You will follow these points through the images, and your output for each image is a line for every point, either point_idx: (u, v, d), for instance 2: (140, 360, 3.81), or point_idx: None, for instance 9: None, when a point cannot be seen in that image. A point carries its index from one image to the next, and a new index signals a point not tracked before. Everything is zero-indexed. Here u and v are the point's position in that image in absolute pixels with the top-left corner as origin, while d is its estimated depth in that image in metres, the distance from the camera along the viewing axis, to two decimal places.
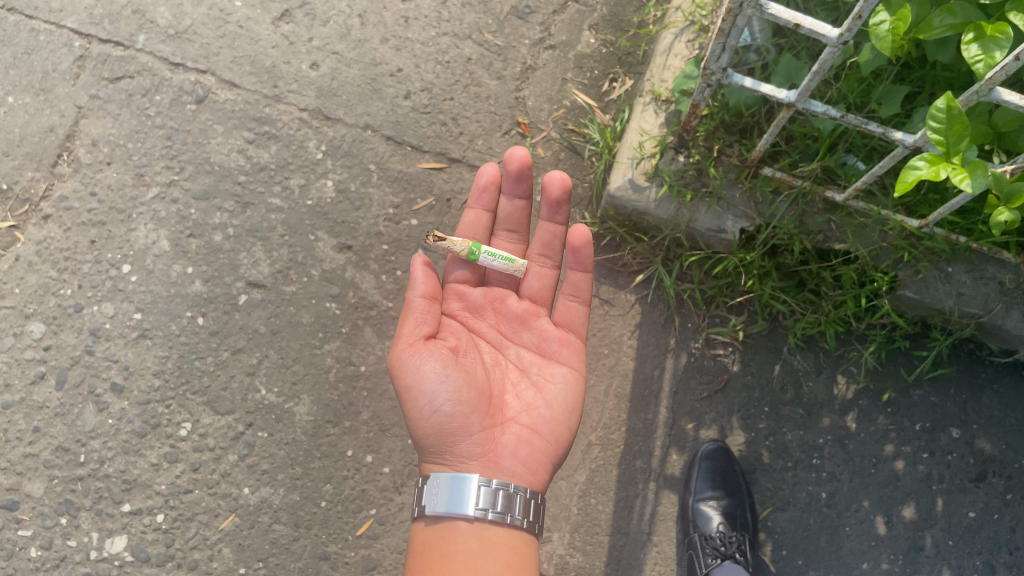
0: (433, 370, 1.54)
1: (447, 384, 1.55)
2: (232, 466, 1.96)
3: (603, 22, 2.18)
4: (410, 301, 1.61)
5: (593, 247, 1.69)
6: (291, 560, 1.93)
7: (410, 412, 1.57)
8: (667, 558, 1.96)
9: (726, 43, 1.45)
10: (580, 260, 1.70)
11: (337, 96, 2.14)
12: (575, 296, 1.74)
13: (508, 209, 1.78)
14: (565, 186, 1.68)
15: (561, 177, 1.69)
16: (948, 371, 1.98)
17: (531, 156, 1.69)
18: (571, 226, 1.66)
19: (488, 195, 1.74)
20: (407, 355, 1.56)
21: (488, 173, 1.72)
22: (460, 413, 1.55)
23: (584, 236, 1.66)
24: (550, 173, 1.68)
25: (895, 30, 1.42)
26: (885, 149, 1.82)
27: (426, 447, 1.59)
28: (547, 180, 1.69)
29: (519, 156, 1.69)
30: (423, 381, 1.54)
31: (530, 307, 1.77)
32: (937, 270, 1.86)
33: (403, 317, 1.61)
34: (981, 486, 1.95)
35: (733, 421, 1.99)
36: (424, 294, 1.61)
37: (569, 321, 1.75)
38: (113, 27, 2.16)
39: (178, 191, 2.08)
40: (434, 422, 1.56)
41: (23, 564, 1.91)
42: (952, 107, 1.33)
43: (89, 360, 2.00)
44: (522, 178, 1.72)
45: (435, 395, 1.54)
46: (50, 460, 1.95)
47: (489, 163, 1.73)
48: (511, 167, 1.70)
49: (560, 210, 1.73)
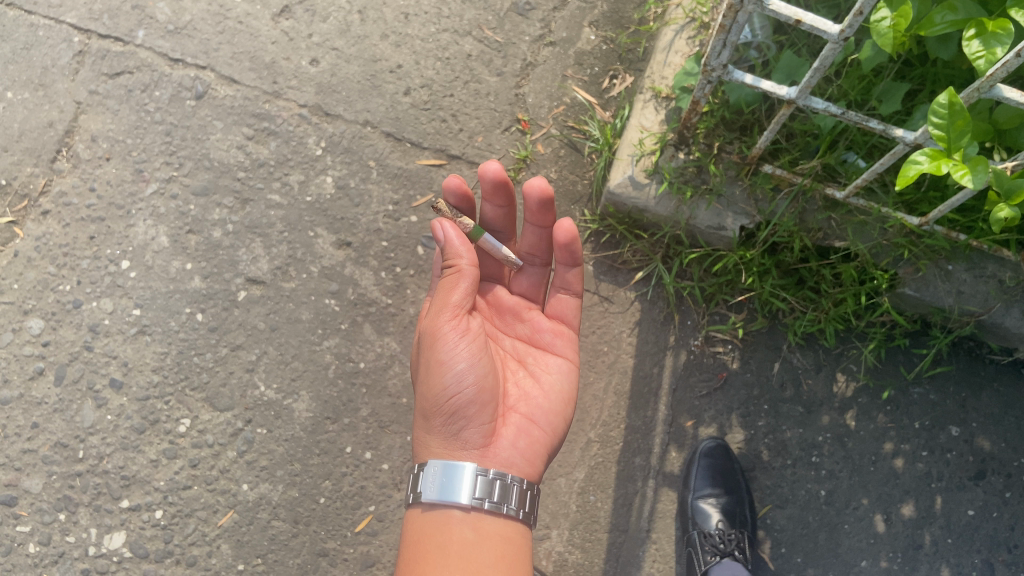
0: (466, 350, 1.54)
1: (476, 367, 1.55)
2: (231, 462, 1.96)
3: (604, 19, 2.17)
4: (463, 273, 1.54)
5: (581, 242, 1.67)
6: (290, 557, 1.93)
7: (434, 387, 1.55)
8: (666, 555, 1.96)
9: (727, 40, 1.44)
10: (570, 255, 1.68)
11: (337, 92, 2.13)
12: (566, 289, 1.75)
13: (490, 214, 1.77)
14: (546, 193, 1.63)
15: (541, 182, 1.63)
16: (948, 368, 1.98)
17: (504, 169, 1.64)
18: (556, 223, 1.64)
19: (463, 203, 1.75)
20: (448, 329, 1.54)
21: (454, 186, 1.71)
22: (480, 396, 1.56)
23: (569, 232, 1.64)
24: (529, 181, 1.62)
25: (896, 27, 1.40)
26: (886, 146, 1.82)
27: (436, 425, 1.58)
28: (527, 188, 1.63)
29: (492, 170, 1.64)
30: (455, 358, 1.54)
31: (523, 301, 1.80)
32: (937, 268, 1.85)
33: (449, 284, 1.55)
34: (981, 484, 1.95)
35: (732, 419, 1.99)
36: (472, 266, 1.56)
37: (562, 312, 1.76)
38: (112, 22, 2.15)
39: (178, 187, 2.08)
40: (455, 402, 1.55)
41: (22, 559, 1.91)
42: (954, 103, 1.33)
43: (88, 356, 1.99)
44: (499, 190, 1.69)
45: (464, 375, 1.54)
46: (49, 455, 1.95)
47: (452, 175, 1.70)
48: (485, 182, 1.66)
49: (544, 214, 1.70)
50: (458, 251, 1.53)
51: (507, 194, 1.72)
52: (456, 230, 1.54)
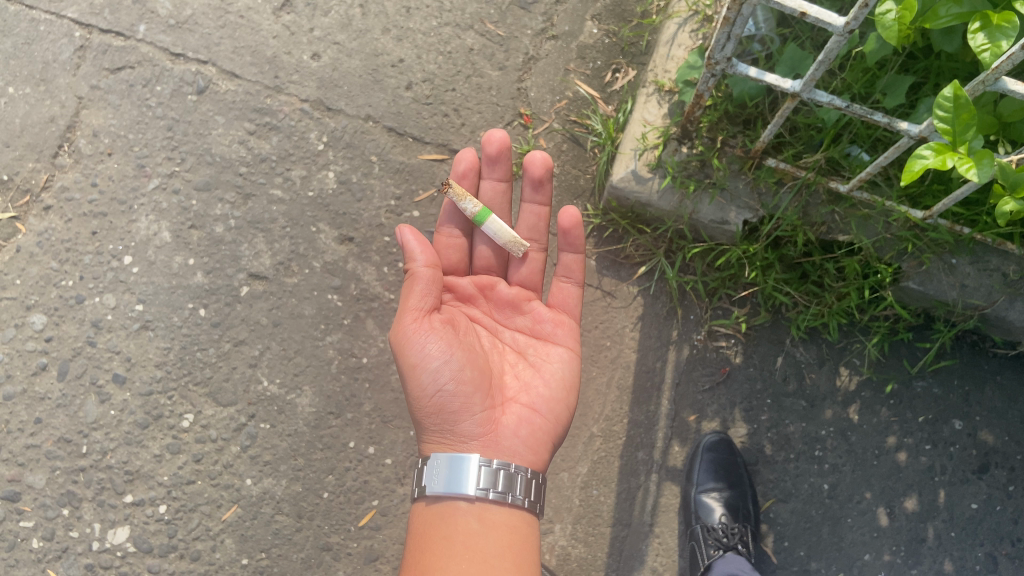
0: (438, 348, 1.53)
1: (452, 362, 1.54)
2: (234, 457, 1.96)
3: (606, 12, 2.16)
4: (416, 275, 1.54)
5: (583, 229, 1.69)
6: (293, 551, 1.93)
7: (416, 388, 1.56)
8: (668, 549, 1.96)
9: (731, 32, 1.44)
10: (571, 242, 1.69)
11: (338, 87, 2.13)
12: (567, 277, 1.75)
13: (488, 193, 1.78)
14: (548, 166, 1.68)
15: (543, 156, 1.68)
16: (951, 362, 1.98)
17: (509, 137, 1.71)
18: (560, 209, 1.66)
19: (468, 180, 1.76)
20: (412, 331, 1.54)
21: (466, 158, 1.75)
22: (463, 390, 1.56)
23: (573, 217, 1.66)
24: (532, 153, 1.67)
25: (901, 20, 1.38)
26: (890, 139, 1.81)
27: (429, 424, 1.59)
28: (528, 160, 1.68)
29: (498, 138, 1.70)
30: (428, 358, 1.53)
31: (520, 292, 1.77)
32: (941, 261, 1.85)
33: (406, 289, 1.56)
34: (984, 478, 1.95)
35: (735, 413, 1.99)
36: (428, 266, 1.56)
37: (563, 302, 1.77)
38: (113, 17, 2.14)
39: (180, 182, 2.08)
40: (439, 400, 1.56)
41: (25, 555, 1.91)
42: (959, 96, 1.32)
43: (90, 351, 2.00)
44: (500, 159, 1.74)
45: (440, 372, 1.54)
46: (52, 451, 1.95)
47: (467, 148, 1.76)
48: (489, 149, 1.72)
49: (543, 190, 1.73)
50: (413, 251, 1.54)
51: (506, 171, 1.77)
52: (413, 232, 1.55)
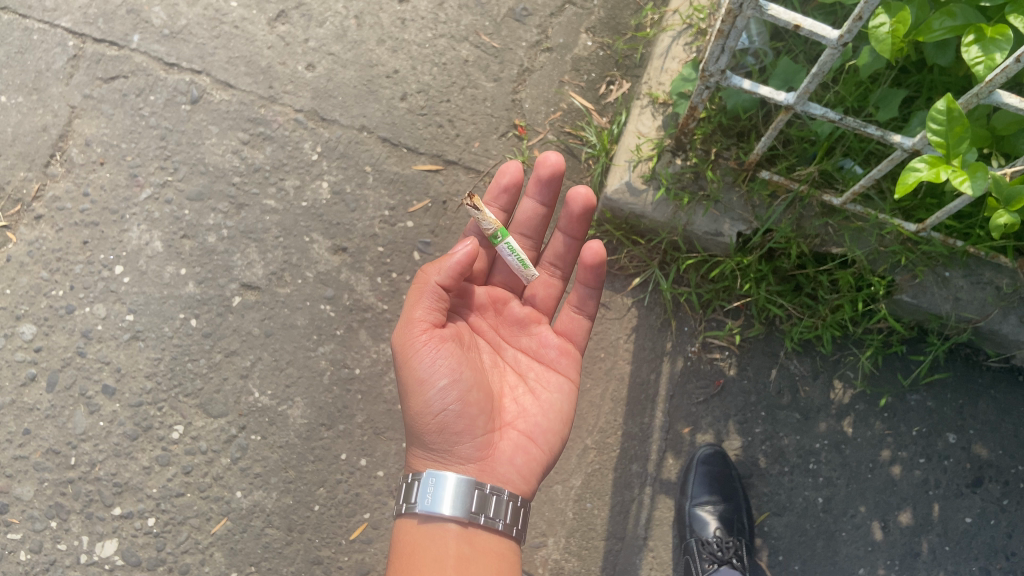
0: (446, 366, 1.54)
1: (457, 383, 1.55)
2: (224, 469, 1.94)
3: (600, 25, 2.17)
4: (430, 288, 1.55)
5: (606, 266, 1.69)
6: (283, 565, 1.91)
7: (418, 403, 1.56)
8: (663, 563, 1.94)
9: (725, 45, 1.44)
10: (592, 276, 1.70)
11: (333, 97, 2.13)
12: (579, 309, 1.75)
13: (528, 212, 1.80)
14: (589, 205, 1.68)
15: (585, 195, 1.69)
16: (945, 375, 1.98)
17: (564, 164, 1.72)
18: (585, 244, 1.66)
19: (507, 196, 1.77)
20: (422, 346, 1.54)
21: (511, 171, 1.75)
22: (467, 412, 1.56)
23: (597, 253, 1.66)
24: (575, 189, 1.68)
25: (895, 33, 1.40)
26: (883, 153, 1.82)
27: (426, 442, 1.58)
28: (571, 196, 1.69)
29: (552, 163, 1.71)
30: (435, 374, 1.54)
31: (532, 312, 1.78)
32: (934, 274, 1.85)
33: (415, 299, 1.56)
34: (978, 492, 1.95)
35: (729, 425, 1.98)
36: (449, 284, 1.55)
37: (568, 330, 1.76)
38: (107, 26, 2.14)
39: (172, 192, 2.07)
40: (442, 419, 1.55)
41: (13, 567, 1.89)
42: (953, 109, 1.33)
43: (80, 361, 1.98)
44: (551, 184, 1.74)
45: (447, 392, 1.54)
46: (41, 462, 1.93)
47: (514, 160, 1.76)
48: (542, 171, 1.72)
49: (579, 226, 1.74)
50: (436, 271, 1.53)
51: (552, 194, 1.76)
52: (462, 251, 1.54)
